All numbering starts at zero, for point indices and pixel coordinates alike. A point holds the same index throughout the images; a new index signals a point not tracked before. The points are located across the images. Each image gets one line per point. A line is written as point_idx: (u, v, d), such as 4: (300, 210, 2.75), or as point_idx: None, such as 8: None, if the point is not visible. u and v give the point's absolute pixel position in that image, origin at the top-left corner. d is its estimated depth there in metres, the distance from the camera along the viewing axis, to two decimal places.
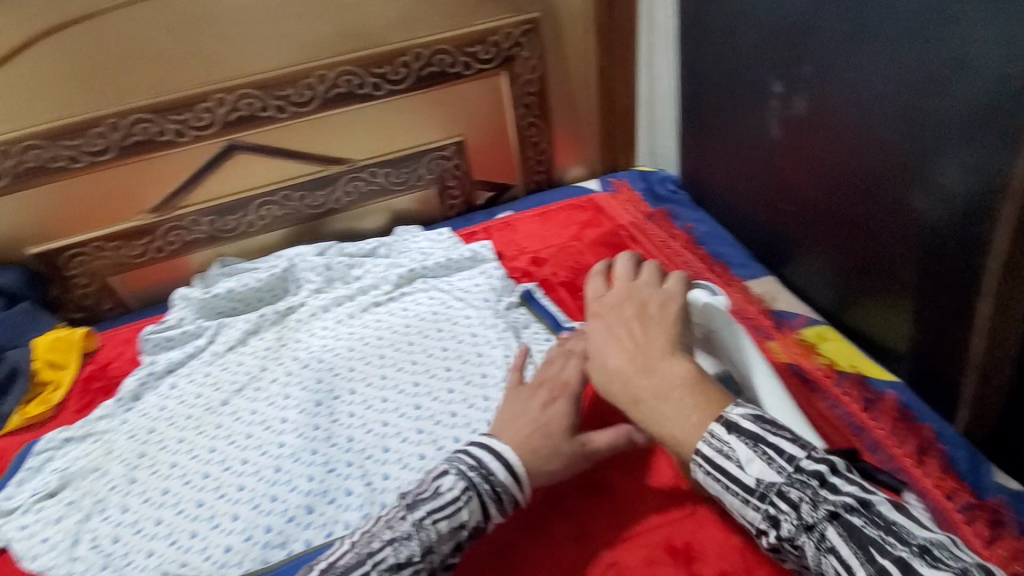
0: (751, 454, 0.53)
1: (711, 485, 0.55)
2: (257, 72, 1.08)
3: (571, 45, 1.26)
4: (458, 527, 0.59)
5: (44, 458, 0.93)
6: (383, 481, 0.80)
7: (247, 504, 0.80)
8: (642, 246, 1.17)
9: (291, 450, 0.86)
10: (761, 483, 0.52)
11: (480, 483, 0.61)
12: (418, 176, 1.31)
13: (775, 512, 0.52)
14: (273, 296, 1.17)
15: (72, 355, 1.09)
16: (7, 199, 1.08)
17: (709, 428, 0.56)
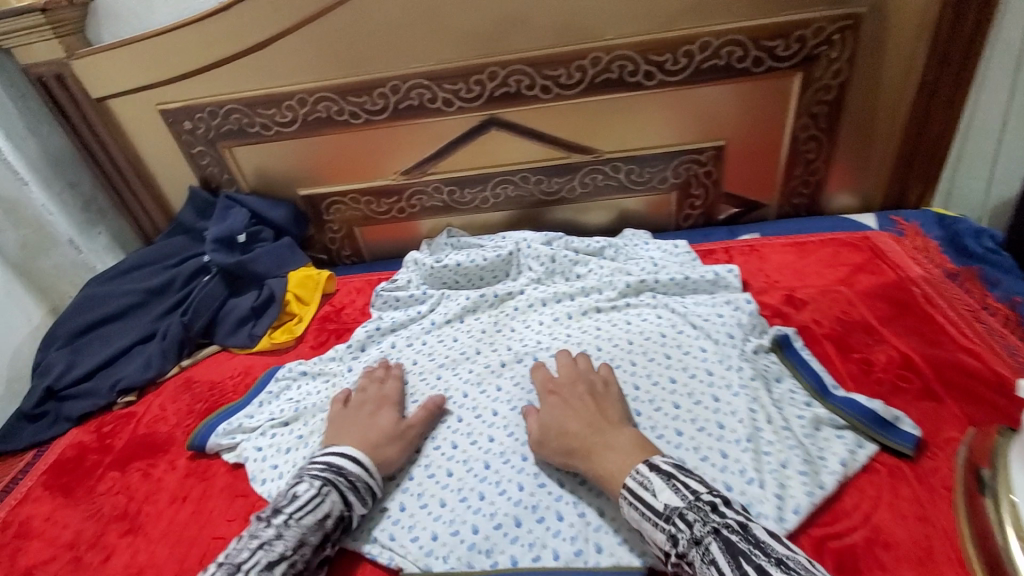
0: (664, 485, 0.65)
1: (633, 516, 0.66)
2: (535, 48, 1.04)
3: (894, 50, 1.02)
4: (326, 521, 0.72)
5: (282, 386, 1.01)
6: (598, 517, 0.73)
7: (455, 494, 0.78)
8: (941, 312, 0.92)
9: (501, 448, 0.81)
10: (667, 508, 0.64)
11: (337, 477, 0.76)
12: (661, 179, 1.19)
13: (676, 532, 0.62)
14: (494, 277, 1.15)
15: (315, 294, 1.19)
16: (293, 142, 1.19)
17: (637, 465, 0.68)
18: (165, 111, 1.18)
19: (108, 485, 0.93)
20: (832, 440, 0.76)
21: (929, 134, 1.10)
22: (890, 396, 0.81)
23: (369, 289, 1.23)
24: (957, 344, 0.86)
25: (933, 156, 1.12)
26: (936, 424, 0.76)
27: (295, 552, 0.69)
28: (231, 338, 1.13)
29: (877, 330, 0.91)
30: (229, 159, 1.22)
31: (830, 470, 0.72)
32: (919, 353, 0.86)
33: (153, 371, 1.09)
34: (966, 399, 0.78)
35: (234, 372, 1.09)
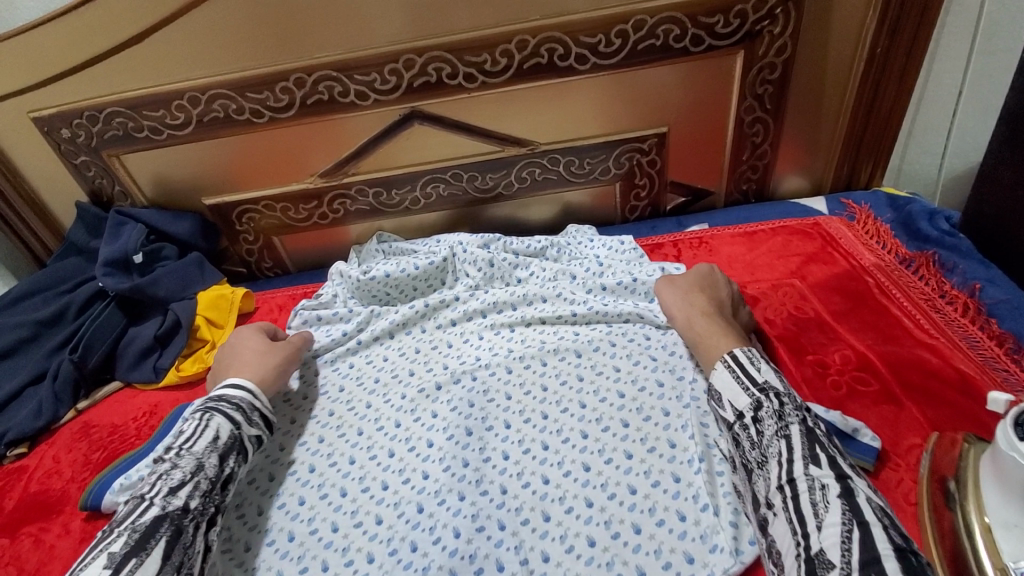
0: (770, 369, 0.67)
1: (724, 378, 0.68)
2: (454, 31, 0.93)
3: (838, 22, 0.95)
4: (219, 441, 0.69)
5: None
6: (542, 563, 0.65)
7: (385, 547, 0.69)
8: (897, 303, 0.88)
9: (436, 485, 0.73)
10: (765, 383, 0.64)
11: (220, 405, 0.73)
12: (604, 170, 1.10)
13: (762, 401, 0.62)
14: (428, 286, 1.05)
15: (230, 316, 1.07)
16: (191, 146, 1.05)
17: (745, 348, 0.71)
18: (37, 118, 1.02)
19: None
20: None
21: (877, 111, 1.04)
22: (849, 401, 0.75)
23: (292, 306, 1.12)
24: (914, 339, 0.82)
25: (882, 134, 1.07)
26: (896, 431, 0.71)
27: (202, 471, 0.65)
28: (134, 373, 1.00)
29: (833, 326, 0.86)
30: (118, 168, 1.07)
31: None
32: (875, 350, 0.81)
33: (45, 418, 0.95)
34: (927, 402, 0.73)
35: (138, 413, 0.96)
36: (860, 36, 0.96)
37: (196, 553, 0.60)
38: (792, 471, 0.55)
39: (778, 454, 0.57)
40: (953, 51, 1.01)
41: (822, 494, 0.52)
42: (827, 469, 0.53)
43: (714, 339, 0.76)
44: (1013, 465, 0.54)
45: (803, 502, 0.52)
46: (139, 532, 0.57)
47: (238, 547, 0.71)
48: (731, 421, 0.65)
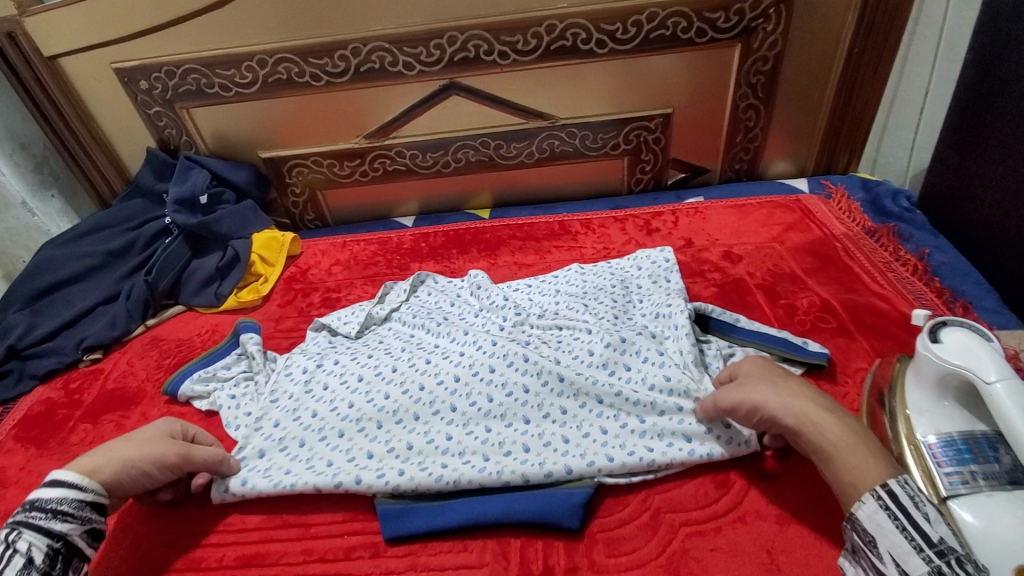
0: (941, 519, 0.54)
1: (882, 521, 0.55)
2: (493, 14, 1.08)
3: (822, 24, 1.11)
4: (35, 564, 0.60)
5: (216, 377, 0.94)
6: (562, 444, 0.78)
7: (422, 437, 0.80)
8: (859, 263, 1.04)
9: (467, 386, 0.83)
10: (940, 543, 0.52)
11: (29, 517, 0.62)
12: (615, 145, 1.25)
13: (944, 571, 0.51)
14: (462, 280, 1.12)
15: (279, 256, 1.21)
16: (254, 104, 1.19)
17: (895, 479, 0.56)
18: (119, 70, 1.15)
19: (80, 437, 0.92)
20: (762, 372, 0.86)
21: (854, 103, 1.19)
22: (812, 334, 0.91)
23: (334, 252, 1.26)
24: (870, 290, 0.98)
25: (858, 125, 1.23)
26: (847, 357, 0.88)
27: None
28: (198, 298, 1.13)
29: (803, 280, 1.01)
30: (186, 119, 1.21)
31: None
32: (837, 298, 0.96)
33: (119, 329, 1.07)
34: (875, 336, 0.89)
35: (200, 330, 1.10)
36: (840, 37, 1.12)
37: None
38: None
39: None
40: (921, 56, 1.17)
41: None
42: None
43: (845, 454, 0.60)
44: (926, 362, 0.70)
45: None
46: None
47: (295, 443, 0.82)
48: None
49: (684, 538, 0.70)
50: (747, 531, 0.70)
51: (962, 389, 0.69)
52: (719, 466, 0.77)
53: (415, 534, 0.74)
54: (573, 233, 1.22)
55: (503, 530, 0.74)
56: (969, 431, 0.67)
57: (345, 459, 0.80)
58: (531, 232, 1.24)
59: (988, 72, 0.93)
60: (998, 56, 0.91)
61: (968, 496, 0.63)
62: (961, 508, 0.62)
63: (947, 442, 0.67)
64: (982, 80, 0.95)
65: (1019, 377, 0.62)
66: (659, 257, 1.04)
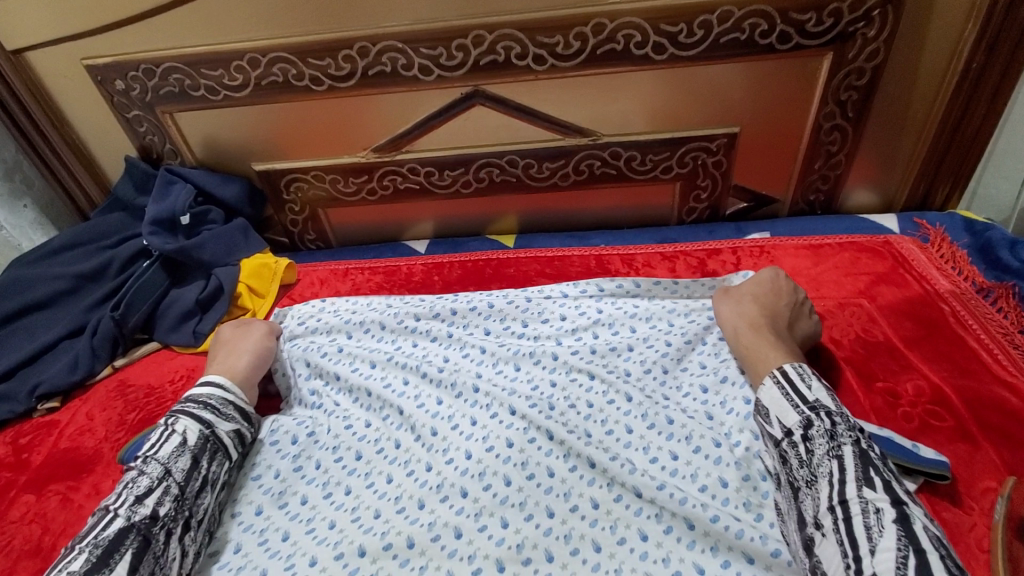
0: (822, 387, 0.66)
1: (771, 395, 0.67)
2: (529, 9, 0.89)
3: (935, 30, 0.89)
4: (188, 444, 0.68)
5: None
6: (596, 555, 0.60)
7: (426, 531, 0.62)
8: (974, 335, 0.83)
9: (480, 466, 0.67)
10: (816, 402, 0.64)
11: (187, 407, 0.72)
12: (667, 168, 1.05)
13: (813, 418, 0.62)
14: None
15: (271, 286, 1.05)
16: (246, 109, 1.03)
17: (801, 363, 0.69)
18: (91, 67, 0.99)
19: (21, 512, 0.77)
20: None
21: (966, 127, 0.97)
22: (921, 434, 0.72)
23: (334, 281, 1.09)
24: (993, 375, 0.78)
25: (967, 154, 1.01)
26: (970, 471, 0.68)
27: (169, 477, 0.64)
28: (173, 336, 0.98)
29: (904, 353, 0.81)
30: (169, 125, 1.05)
31: None
32: (951, 384, 0.77)
33: (81, 373, 0.93)
34: (1007, 444, 0.69)
35: (175, 375, 0.94)
36: (958, 46, 0.90)
37: (170, 560, 0.60)
38: (844, 493, 0.56)
39: (832, 474, 0.58)
40: None
41: (877, 519, 0.53)
42: (882, 494, 0.55)
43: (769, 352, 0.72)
44: None
45: (858, 527, 0.53)
46: (102, 547, 0.57)
47: (275, 536, 0.65)
48: (777, 438, 0.64)
49: None
50: None
51: None
52: None
53: None
54: (613, 273, 1.03)
55: None
56: None
57: (330, 557, 0.61)
58: (563, 268, 1.05)
59: None
60: None
61: None
62: None
63: None
64: None
65: None
66: None
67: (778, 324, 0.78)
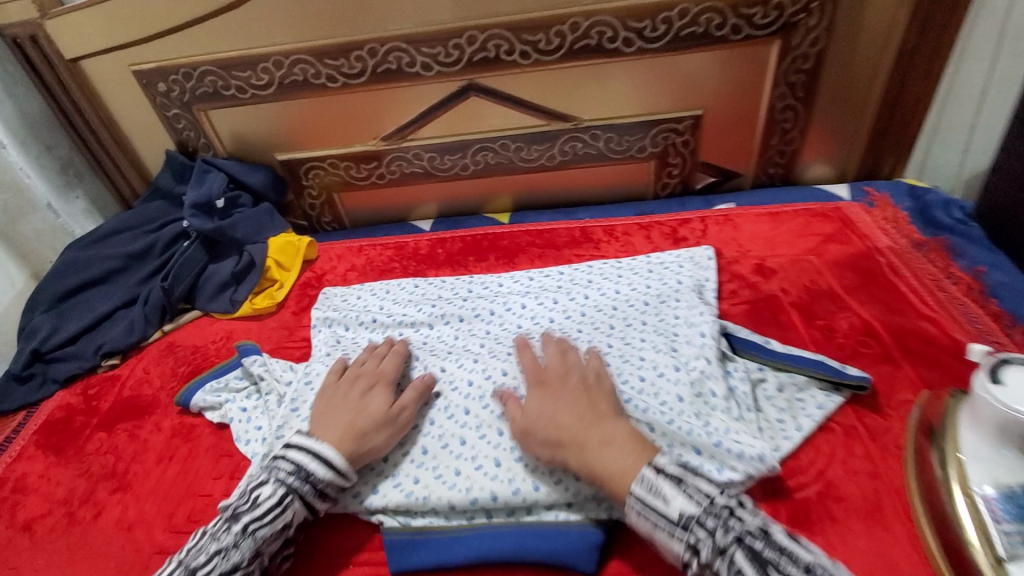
0: (675, 491, 0.61)
1: (644, 524, 0.62)
2: (515, 11, 1.03)
3: (869, 19, 1.02)
4: (284, 530, 0.70)
5: (224, 397, 0.92)
6: None
7: (436, 441, 0.80)
8: (905, 281, 0.96)
9: (479, 390, 0.82)
10: (681, 518, 0.59)
11: (298, 486, 0.71)
12: (641, 147, 1.19)
13: (694, 541, 0.58)
14: (483, 286, 1.10)
15: (296, 261, 1.19)
16: (270, 105, 1.17)
17: (641, 470, 0.63)
18: (137, 72, 1.14)
19: (95, 446, 0.92)
20: (807, 397, 0.79)
21: (903, 104, 1.11)
22: (851, 361, 0.84)
23: (350, 256, 1.24)
24: (917, 311, 0.90)
25: (906, 126, 1.14)
26: (891, 387, 0.80)
27: (262, 554, 0.69)
28: (213, 303, 1.13)
29: (843, 298, 0.94)
30: (204, 122, 1.20)
31: (810, 416, 0.77)
32: (880, 320, 0.89)
33: (136, 335, 1.08)
34: (923, 364, 0.81)
35: (216, 337, 1.09)
36: (890, 32, 1.03)
37: None
38: None
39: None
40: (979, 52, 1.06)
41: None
42: None
43: (622, 448, 0.66)
44: (983, 404, 0.63)
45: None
46: None
47: None
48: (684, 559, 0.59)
49: None
50: None
51: None
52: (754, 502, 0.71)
53: (423, 567, 0.72)
54: (595, 241, 1.17)
55: (516, 565, 0.71)
56: None
57: (361, 465, 0.80)
58: (551, 239, 1.19)
59: None
60: None
61: None
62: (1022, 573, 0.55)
63: (1007, 495, 0.60)
64: None
65: None
66: (703, 256, 1.05)
67: (595, 409, 0.70)
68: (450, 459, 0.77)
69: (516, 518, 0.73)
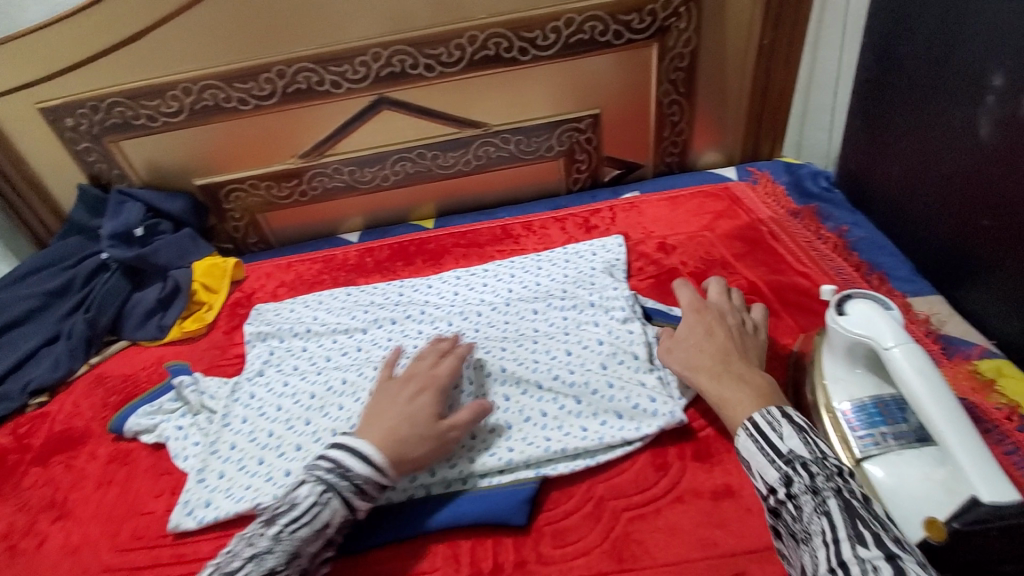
0: (794, 433, 0.61)
1: (749, 448, 0.62)
2: (415, 28, 1.10)
3: (731, 19, 1.16)
4: (326, 530, 0.67)
5: (158, 420, 0.95)
6: (507, 430, 0.81)
7: None
8: (783, 245, 1.09)
9: None
10: (790, 453, 0.59)
11: (337, 481, 0.68)
12: (548, 147, 1.29)
13: (792, 474, 0.58)
14: (413, 288, 1.15)
15: (223, 282, 1.20)
16: (184, 132, 1.19)
17: (770, 408, 0.65)
18: (43, 109, 1.14)
19: (31, 481, 0.92)
20: None
21: (771, 92, 1.25)
22: None
23: (279, 273, 1.25)
24: (794, 269, 1.03)
25: (777, 112, 1.29)
26: (774, 335, 0.92)
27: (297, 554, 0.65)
28: (140, 332, 1.13)
29: (733, 264, 1.07)
30: (116, 153, 1.20)
31: None
32: (763, 280, 1.02)
33: (62, 371, 1.07)
34: (798, 313, 0.94)
35: (146, 364, 1.09)
36: (750, 29, 1.17)
37: None
38: (841, 554, 0.50)
39: (823, 534, 0.52)
40: None
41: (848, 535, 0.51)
42: (875, 551, 0.49)
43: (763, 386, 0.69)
44: (836, 335, 0.73)
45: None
46: None
47: (253, 461, 0.85)
48: (764, 494, 0.60)
49: (626, 522, 0.73)
50: (685, 509, 0.73)
51: (870, 356, 0.73)
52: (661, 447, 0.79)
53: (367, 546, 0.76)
54: (515, 236, 1.25)
55: (453, 533, 0.76)
56: (879, 396, 0.71)
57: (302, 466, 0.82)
58: (474, 238, 1.26)
59: (885, 57, 0.98)
60: (892, 39, 0.96)
61: (879, 456, 0.67)
62: (873, 467, 0.66)
63: (859, 407, 0.71)
64: (880, 65, 1.00)
65: (916, 342, 0.66)
66: (613, 244, 1.13)
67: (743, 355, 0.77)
68: None
69: (453, 490, 0.77)
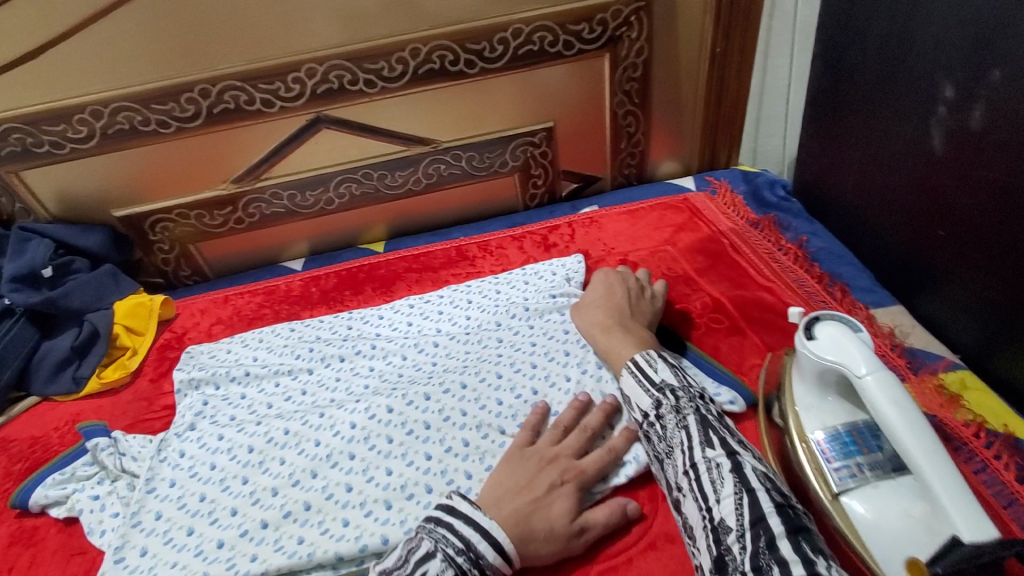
0: (667, 367, 0.69)
1: (629, 384, 0.70)
2: (351, 41, 1.02)
3: (683, 27, 1.13)
4: None
5: (68, 490, 0.83)
6: (465, 481, 0.76)
7: (320, 494, 0.76)
8: (745, 257, 1.06)
9: (365, 432, 0.80)
10: (663, 383, 0.67)
11: (468, 568, 0.60)
12: (502, 163, 1.23)
13: (661, 398, 0.65)
14: (363, 319, 1.06)
15: (150, 323, 1.09)
16: (99, 159, 1.07)
17: (646, 350, 0.72)
18: None
19: None
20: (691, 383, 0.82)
21: (725, 100, 1.23)
22: (708, 338, 0.93)
23: (214, 309, 1.15)
24: (757, 284, 1.01)
25: (732, 120, 1.27)
26: (742, 356, 0.89)
27: None
28: (53, 385, 1.01)
29: (696, 280, 1.03)
30: (18, 184, 1.07)
31: None
32: (727, 296, 0.99)
33: None
34: (765, 330, 0.92)
35: (60, 423, 0.97)
36: (701, 38, 1.15)
37: None
38: (693, 457, 0.59)
39: (681, 444, 0.61)
40: None
41: (718, 472, 0.56)
42: (718, 449, 0.58)
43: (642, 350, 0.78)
44: (806, 359, 0.70)
45: (704, 481, 0.57)
46: None
47: (181, 533, 0.75)
48: (637, 421, 0.68)
49: None
50: (658, 557, 0.68)
51: (841, 382, 0.70)
52: (633, 488, 0.74)
53: None
54: (470, 258, 1.18)
55: None
56: (852, 422, 0.68)
57: (237, 535, 0.73)
58: (427, 262, 1.19)
59: (835, 65, 0.97)
60: (841, 47, 0.95)
61: (857, 489, 0.63)
62: (852, 502, 0.63)
63: (833, 436, 0.68)
64: (832, 73, 0.99)
65: (888, 367, 0.63)
66: (573, 263, 1.08)
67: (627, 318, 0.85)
68: (339, 510, 0.74)
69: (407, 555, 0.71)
